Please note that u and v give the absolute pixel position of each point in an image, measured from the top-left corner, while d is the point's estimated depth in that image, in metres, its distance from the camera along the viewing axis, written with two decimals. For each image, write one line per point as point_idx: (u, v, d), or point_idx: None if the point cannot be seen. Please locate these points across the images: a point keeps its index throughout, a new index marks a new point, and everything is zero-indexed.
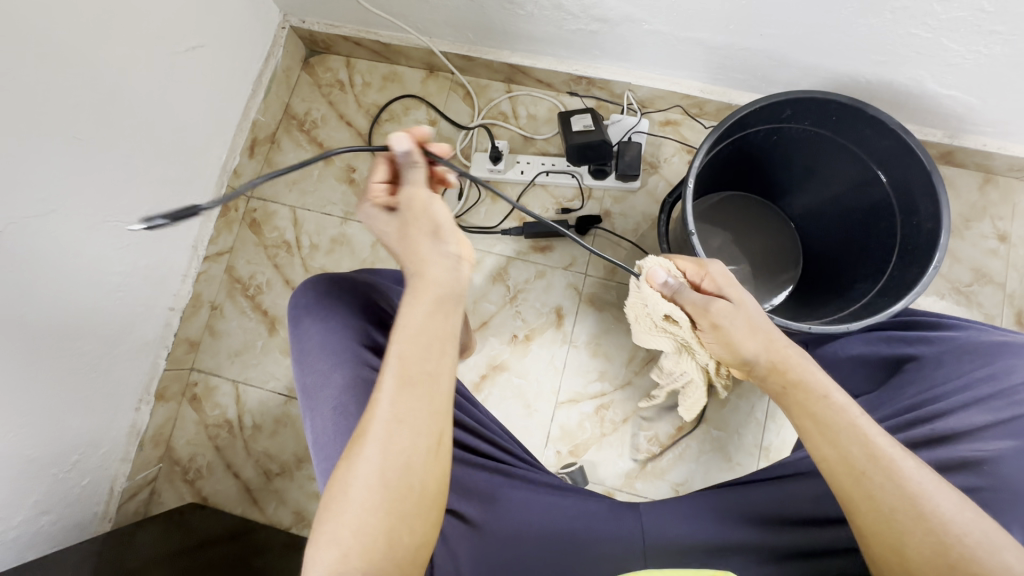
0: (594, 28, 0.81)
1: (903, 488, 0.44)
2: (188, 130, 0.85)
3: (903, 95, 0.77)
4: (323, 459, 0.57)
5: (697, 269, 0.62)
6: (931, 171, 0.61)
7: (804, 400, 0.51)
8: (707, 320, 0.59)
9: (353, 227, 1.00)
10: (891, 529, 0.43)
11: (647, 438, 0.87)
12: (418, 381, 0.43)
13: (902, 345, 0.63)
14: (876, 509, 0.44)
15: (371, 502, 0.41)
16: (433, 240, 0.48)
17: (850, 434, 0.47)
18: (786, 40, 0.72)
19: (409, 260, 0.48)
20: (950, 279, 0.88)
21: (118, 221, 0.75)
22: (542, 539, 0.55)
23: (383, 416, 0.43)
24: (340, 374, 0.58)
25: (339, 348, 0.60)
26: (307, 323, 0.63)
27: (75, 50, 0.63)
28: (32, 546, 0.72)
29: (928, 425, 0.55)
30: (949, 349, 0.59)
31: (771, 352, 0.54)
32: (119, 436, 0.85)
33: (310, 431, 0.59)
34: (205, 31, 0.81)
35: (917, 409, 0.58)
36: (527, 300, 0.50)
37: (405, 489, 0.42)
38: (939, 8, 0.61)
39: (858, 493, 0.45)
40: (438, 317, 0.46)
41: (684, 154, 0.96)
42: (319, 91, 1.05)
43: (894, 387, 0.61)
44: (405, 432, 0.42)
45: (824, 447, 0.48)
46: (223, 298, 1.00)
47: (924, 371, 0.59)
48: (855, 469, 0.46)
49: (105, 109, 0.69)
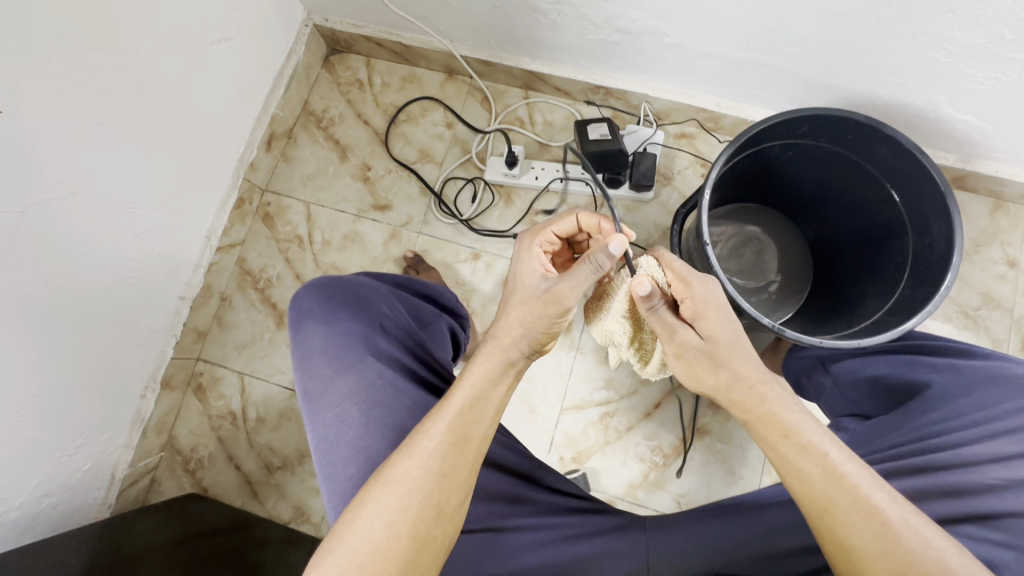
0: (615, 39, 0.82)
1: (866, 523, 0.44)
2: (209, 121, 0.85)
3: (919, 118, 0.78)
4: (325, 464, 0.58)
5: (682, 282, 0.57)
6: (945, 192, 0.62)
7: (770, 434, 0.51)
8: (670, 345, 0.57)
9: (366, 224, 1.01)
10: (856, 562, 0.44)
11: (651, 448, 0.87)
12: (469, 441, 0.49)
13: (926, 370, 0.62)
14: (842, 544, 0.45)
15: (392, 549, 0.43)
16: (536, 338, 0.56)
17: (811, 470, 0.47)
18: (805, 58, 0.73)
19: (509, 334, 0.55)
20: (959, 302, 0.89)
21: (135, 207, 0.75)
22: (550, 546, 0.56)
23: (422, 465, 0.46)
24: (344, 382, 0.60)
25: (342, 353, 0.61)
26: (312, 329, 0.64)
27: (105, 37, 0.64)
28: (32, 528, 0.72)
29: (955, 451, 0.55)
30: (975, 378, 0.59)
31: (736, 393, 0.53)
32: (123, 422, 0.85)
33: (313, 437, 0.60)
34: (231, 25, 0.82)
35: (941, 434, 0.57)
36: (528, 342, 0.55)
37: (425, 540, 0.45)
38: (959, 33, 0.62)
39: (823, 526, 0.46)
40: (498, 387, 0.53)
41: (698, 167, 0.97)
42: (338, 89, 1.06)
43: (915, 406, 0.60)
44: (444, 485, 0.47)
45: (790, 481, 0.48)
46: (233, 290, 1.00)
47: (952, 397, 0.59)
48: (818, 505, 0.46)
49: (127, 98, 0.69)
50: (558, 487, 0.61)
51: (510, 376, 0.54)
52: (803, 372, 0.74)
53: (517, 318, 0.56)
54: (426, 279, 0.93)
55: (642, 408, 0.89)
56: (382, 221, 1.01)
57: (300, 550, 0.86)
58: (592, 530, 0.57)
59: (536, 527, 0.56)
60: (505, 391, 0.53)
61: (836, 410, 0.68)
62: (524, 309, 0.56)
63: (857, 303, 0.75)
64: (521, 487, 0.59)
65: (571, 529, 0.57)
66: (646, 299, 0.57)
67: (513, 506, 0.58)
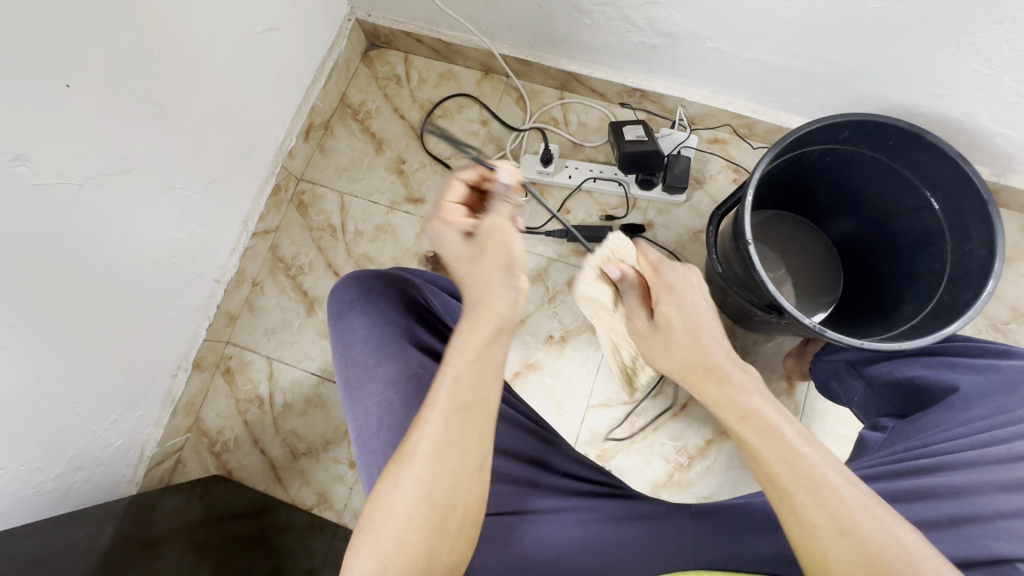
0: (657, 42, 0.83)
1: (806, 499, 0.42)
2: (254, 108, 0.87)
3: (956, 130, 0.79)
4: (366, 453, 0.56)
5: (652, 269, 0.59)
6: (987, 200, 0.63)
7: (726, 415, 0.48)
8: (633, 327, 0.58)
9: (398, 217, 1.03)
10: (812, 545, 0.41)
11: (676, 449, 0.88)
12: (470, 407, 0.46)
13: (965, 372, 0.62)
14: (800, 526, 0.42)
15: (415, 519, 0.43)
16: (508, 273, 0.51)
17: (765, 450, 0.44)
18: (847, 67, 0.75)
19: (485, 288, 0.51)
20: (988, 315, 0.89)
21: (181, 188, 0.76)
22: (574, 527, 0.55)
23: (431, 436, 0.45)
24: (385, 369, 0.58)
25: (384, 342, 0.60)
26: (351, 318, 0.63)
27: (167, 18, 0.65)
28: (65, 500, 0.73)
29: (1005, 445, 0.54)
30: (1019, 378, 0.58)
31: (692, 372, 0.52)
32: (155, 400, 0.86)
33: (353, 426, 0.59)
34: (281, 14, 0.84)
35: (990, 429, 0.57)
36: (507, 286, 0.51)
37: (445, 506, 0.44)
38: (1006, 46, 0.63)
39: (781, 507, 0.43)
40: (495, 347, 0.49)
41: (730, 172, 0.98)
42: (375, 83, 1.08)
43: (958, 403, 0.60)
44: (453, 454, 0.45)
45: (749, 465, 0.46)
46: (265, 276, 1.02)
47: (994, 396, 0.59)
48: (775, 487, 0.43)
49: (182, 81, 0.71)
50: (571, 471, 0.62)
51: (505, 332, 0.50)
52: (833, 376, 0.75)
53: (476, 277, 0.51)
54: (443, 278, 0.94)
55: (668, 407, 0.89)
56: (414, 214, 1.03)
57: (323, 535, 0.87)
58: (612, 514, 0.57)
59: (556, 508, 0.57)
60: (504, 347, 0.50)
61: (872, 412, 0.70)
62: (474, 270, 0.52)
63: (892, 310, 0.76)
64: (537, 471, 0.60)
65: (590, 511, 0.57)
66: (619, 281, 0.61)
67: (531, 489, 0.58)
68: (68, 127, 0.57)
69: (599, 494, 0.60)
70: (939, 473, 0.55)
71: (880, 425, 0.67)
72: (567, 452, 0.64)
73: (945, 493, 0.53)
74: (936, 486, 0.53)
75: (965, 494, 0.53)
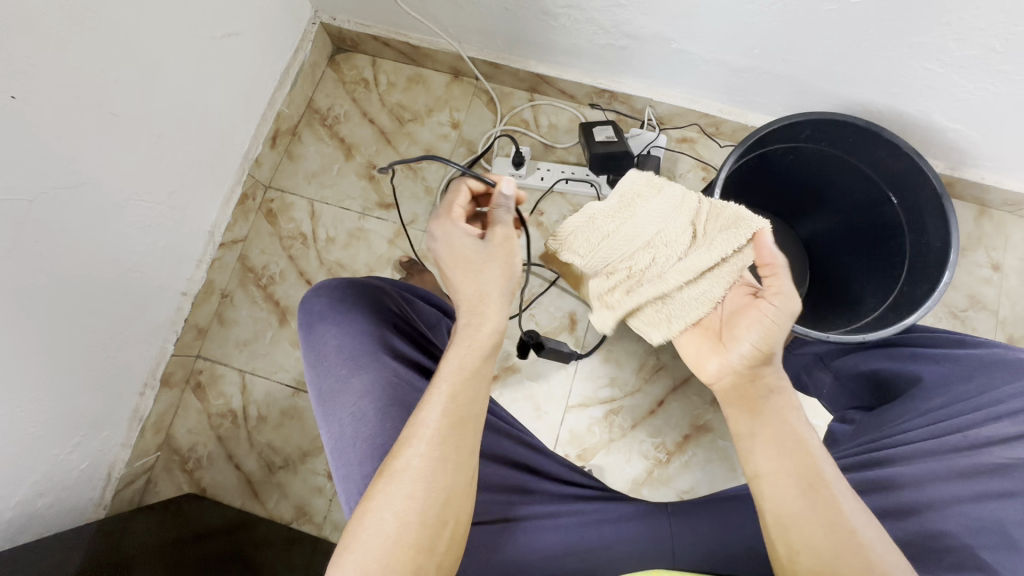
0: (623, 44, 0.84)
1: (801, 493, 0.45)
2: (216, 115, 0.85)
3: (912, 127, 0.82)
4: (342, 465, 0.56)
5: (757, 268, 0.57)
6: (941, 194, 0.65)
7: (761, 416, 0.50)
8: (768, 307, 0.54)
9: (371, 223, 1.02)
10: (817, 539, 0.43)
11: (654, 445, 0.89)
12: (465, 424, 0.47)
13: (925, 363, 0.64)
14: (813, 524, 0.44)
15: (404, 536, 0.43)
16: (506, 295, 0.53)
17: (793, 454, 0.47)
18: (807, 67, 0.76)
19: (477, 302, 0.52)
20: (948, 304, 0.92)
21: (142, 199, 0.74)
22: (557, 531, 0.56)
23: (423, 452, 0.45)
24: (359, 380, 0.57)
25: (358, 352, 0.59)
26: (323, 329, 0.62)
27: (123, 26, 0.63)
28: (27, 528, 0.70)
29: (963, 433, 0.57)
30: (974, 367, 0.61)
31: (760, 375, 0.53)
32: (122, 419, 0.84)
33: (328, 439, 0.58)
34: (242, 19, 0.82)
35: (948, 418, 0.59)
36: (501, 306, 0.53)
37: (436, 524, 0.44)
38: (953, 45, 0.65)
39: (797, 502, 0.45)
40: (484, 364, 0.51)
41: (699, 171, 1.00)
42: (343, 87, 1.07)
43: (920, 393, 0.62)
44: (447, 470, 0.45)
45: (769, 463, 0.48)
46: (234, 287, 1.00)
47: (953, 384, 0.61)
48: (801, 484, 0.46)
49: (139, 88, 0.68)
50: (553, 473, 0.62)
51: (491, 349, 0.52)
52: (804, 368, 0.78)
53: (477, 279, 0.53)
54: (419, 283, 0.94)
55: (646, 405, 0.91)
56: (387, 220, 1.02)
57: (302, 549, 0.85)
58: (596, 517, 0.57)
59: (539, 515, 0.57)
60: (490, 363, 0.52)
61: (839, 404, 0.72)
62: (480, 273, 0.53)
63: (855, 302, 0.78)
64: (519, 477, 0.60)
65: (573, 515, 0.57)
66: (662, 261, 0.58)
67: (511, 494, 0.58)
68: (16, 142, 0.55)
69: (579, 494, 0.60)
70: (902, 463, 0.57)
71: (848, 417, 0.70)
72: (549, 455, 0.64)
73: (908, 483, 0.55)
74: (900, 477, 0.55)
75: (929, 481, 0.54)
